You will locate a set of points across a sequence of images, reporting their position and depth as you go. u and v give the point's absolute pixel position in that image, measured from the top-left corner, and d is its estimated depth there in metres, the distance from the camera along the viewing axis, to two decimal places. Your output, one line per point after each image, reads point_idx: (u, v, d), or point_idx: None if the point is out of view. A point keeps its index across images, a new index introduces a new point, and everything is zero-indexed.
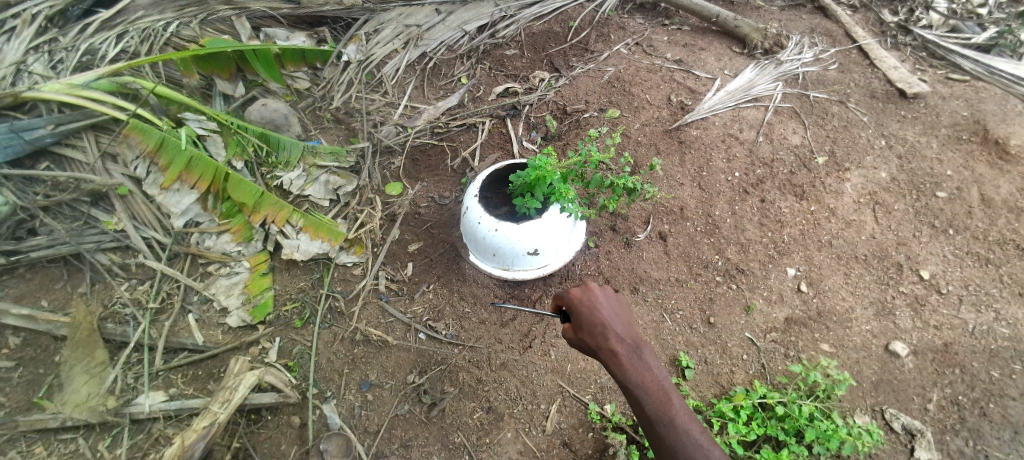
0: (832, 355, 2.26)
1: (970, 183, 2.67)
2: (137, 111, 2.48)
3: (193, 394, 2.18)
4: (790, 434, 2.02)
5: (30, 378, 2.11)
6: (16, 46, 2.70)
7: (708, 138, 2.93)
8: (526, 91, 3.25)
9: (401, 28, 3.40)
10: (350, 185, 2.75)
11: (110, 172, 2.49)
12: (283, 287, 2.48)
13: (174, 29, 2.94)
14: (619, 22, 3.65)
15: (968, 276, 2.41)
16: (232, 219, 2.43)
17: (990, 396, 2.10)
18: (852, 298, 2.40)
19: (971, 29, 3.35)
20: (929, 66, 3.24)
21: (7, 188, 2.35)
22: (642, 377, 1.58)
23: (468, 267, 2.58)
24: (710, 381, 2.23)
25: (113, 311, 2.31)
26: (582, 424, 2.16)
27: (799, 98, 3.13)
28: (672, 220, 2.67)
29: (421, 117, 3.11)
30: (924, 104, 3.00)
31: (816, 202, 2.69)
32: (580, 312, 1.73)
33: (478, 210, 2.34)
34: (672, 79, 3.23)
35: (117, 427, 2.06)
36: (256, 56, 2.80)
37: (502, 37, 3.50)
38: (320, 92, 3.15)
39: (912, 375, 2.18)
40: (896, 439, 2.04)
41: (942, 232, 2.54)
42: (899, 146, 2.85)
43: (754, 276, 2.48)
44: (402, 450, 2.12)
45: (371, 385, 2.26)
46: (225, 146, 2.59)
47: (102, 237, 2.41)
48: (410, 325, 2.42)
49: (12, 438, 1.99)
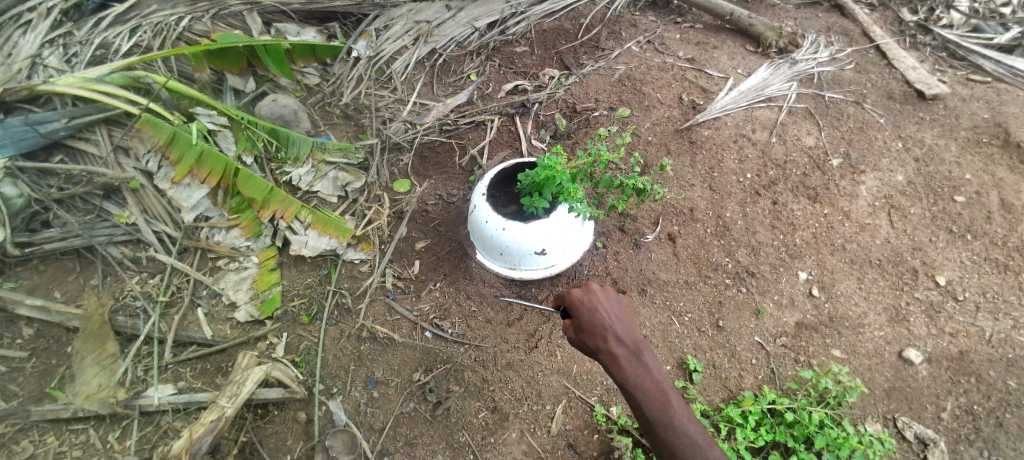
0: (844, 361, 2.22)
1: (990, 188, 2.61)
2: (149, 105, 2.47)
3: (201, 387, 2.19)
4: (800, 441, 1.99)
5: (43, 368, 2.14)
6: (31, 39, 2.72)
7: (719, 139, 2.89)
8: (536, 88, 3.23)
9: (411, 24, 3.38)
10: (359, 181, 2.76)
11: (122, 166, 2.50)
12: (291, 282, 2.49)
13: (186, 23, 2.95)
14: (631, 20, 3.61)
15: (986, 283, 2.35)
16: (242, 214, 2.44)
17: (1006, 406, 2.06)
18: (864, 303, 2.36)
19: (993, 29, 3.26)
20: (949, 67, 3.17)
21: (21, 180, 2.37)
22: (641, 379, 1.56)
23: (476, 266, 2.57)
24: (718, 385, 2.20)
25: (124, 303, 2.33)
26: (587, 427, 2.15)
27: (814, 98, 3.07)
28: (682, 220, 2.64)
29: (430, 114, 3.11)
30: (943, 106, 2.94)
31: (830, 205, 2.64)
32: (580, 313, 1.70)
33: (486, 208, 2.33)
34: (684, 78, 3.19)
35: (127, 419, 2.08)
36: (267, 53, 2.82)
37: (512, 34, 3.48)
38: (330, 88, 3.15)
39: (926, 384, 2.14)
40: (909, 447, 2.00)
41: (959, 238, 2.49)
42: (916, 148, 2.79)
43: (764, 279, 2.45)
44: (407, 448, 2.11)
45: (377, 382, 2.26)
46: (236, 141, 2.57)
47: (114, 230, 2.43)
48: (416, 323, 2.42)
49: (25, 427, 2.02)
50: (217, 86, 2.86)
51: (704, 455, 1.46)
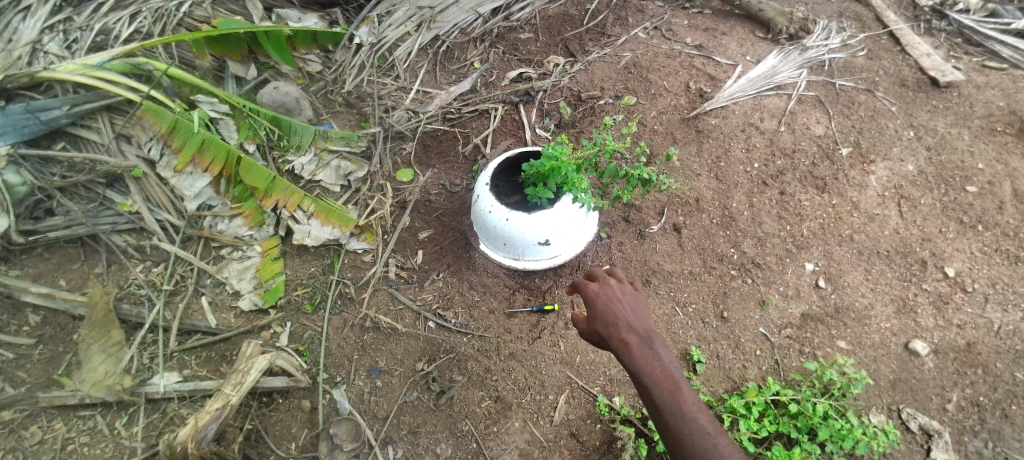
0: (848, 353, 2.21)
1: (1002, 178, 2.56)
2: (150, 92, 2.43)
3: (206, 376, 2.21)
4: (803, 432, 1.98)
5: (50, 355, 2.14)
6: (31, 25, 2.67)
7: (727, 127, 2.85)
8: (540, 76, 3.18)
9: (414, 9, 3.32)
10: (361, 171, 2.74)
11: (124, 154, 2.48)
12: (295, 272, 2.50)
13: (186, 9, 2.92)
14: (638, 5, 3.53)
15: (995, 274, 2.32)
16: (244, 203, 2.43)
17: (1013, 397, 2.04)
18: (872, 294, 2.33)
19: (1010, 14, 3.17)
20: (964, 53, 3.10)
21: (24, 168, 2.35)
22: (651, 366, 1.51)
23: (479, 256, 2.56)
24: (721, 376, 2.19)
25: (129, 291, 2.33)
26: (590, 416, 2.15)
27: (824, 85, 3.02)
28: (687, 211, 2.61)
29: (433, 102, 3.07)
30: (957, 94, 2.88)
31: (838, 195, 2.60)
32: (595, 304, 1.70)
33: (489, 198, 2.31)
34: (691, 65, 3.14)
35: (133, 405, 2.10)
36: (268, 38, 2.77)
37: (516, 20, 3.43)
38: (333, 75, 3.11)
39: (932, 375, 2.12)
40: (912, 438, 1.99)
41: (969, 228, 2.45)
42: (928, 138, 2.73)
43: (770, 270, 2.42)
44: (410, 436, 2.12)
45: (381, 372, 2.26)
46: (238, 129, 2.53)
47: (117, 219, 2.43)
48: (419, 313, 2.42)
49: (34, 413, 2.03)
50: (218, 72, 2.82)
51: (711, 443, 1.39)
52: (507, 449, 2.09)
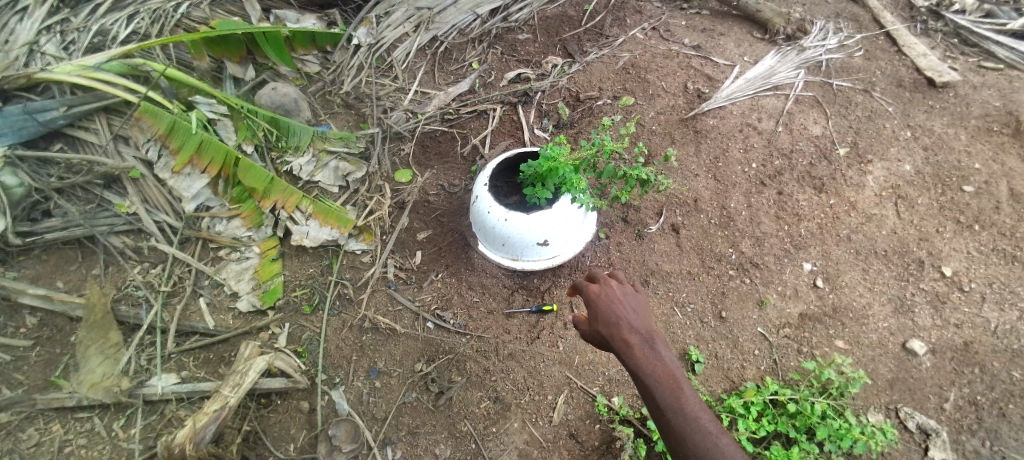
0: (846, 352, 2.21)
1: (999, 177, 2.57)
2: (147, 93, 2.41)
3: (204, 377, 2.21)
4: (801, 431, 1.99)
5: (47, 357, 2.14)
6: (28, 26, 2.66)
7: (725, 128, 2.85)
8: (538, 76, 3.18)
9: (413, 10, 3.33)
10: (360, 171, 2.74)
11: (122, 154, 2.47)
12: (293, 273, 2.49)
13: (184, 10, 2.92)
14: (636, 6, 3.54)
15: (992, 274, 2.33)
16: (243, 204, 2.42)
17: (1010, 397, 2.05)
18: (869, 294, 2.34)
19: (1006, 14, 3.19)
20: (960, 53, 3.11)
21: (21, 170, 2.34)
22: (653, 366, 1.51)
23: (478, 257, 2.56)
24: (720, 375, 2.20)
25: (126, 293, 2.33)
26: (589, 416, 2.15)
27: (822, 85, 3.03)
28: (685, 211, 2.62)
29: (431, 103, 3.08)
30: (953, 94, 2.89)
31: (836, 195, 2.61)
32: (596, 305, 1.70)
33: (488, 199, 2.31)
34: (689, 65, 3.15)
35: (131, 407, 2.10)
36: (266, 39, 2.77)
37: (514, 21, 3.44)
38: (331, 76, 3.11)
39: (930, 374, 2.13)
40: (910, 437, 2.00)
41: (966, 228, 2.46)
42: (925, 137, 2.74)
43: (768, 270, 2.43)
44: (409, 437, 2.12)
45: (379, 372, 2.26)
46: (236, 130, 2.53)
47: (115, 220, 2.42)
48: (418, 313, 2.42)
49: (30, 415, 2.02)
50: (216, 74, 2.82)
51: (712, 442, 1.39)
52: (506, 449, 2.09)
